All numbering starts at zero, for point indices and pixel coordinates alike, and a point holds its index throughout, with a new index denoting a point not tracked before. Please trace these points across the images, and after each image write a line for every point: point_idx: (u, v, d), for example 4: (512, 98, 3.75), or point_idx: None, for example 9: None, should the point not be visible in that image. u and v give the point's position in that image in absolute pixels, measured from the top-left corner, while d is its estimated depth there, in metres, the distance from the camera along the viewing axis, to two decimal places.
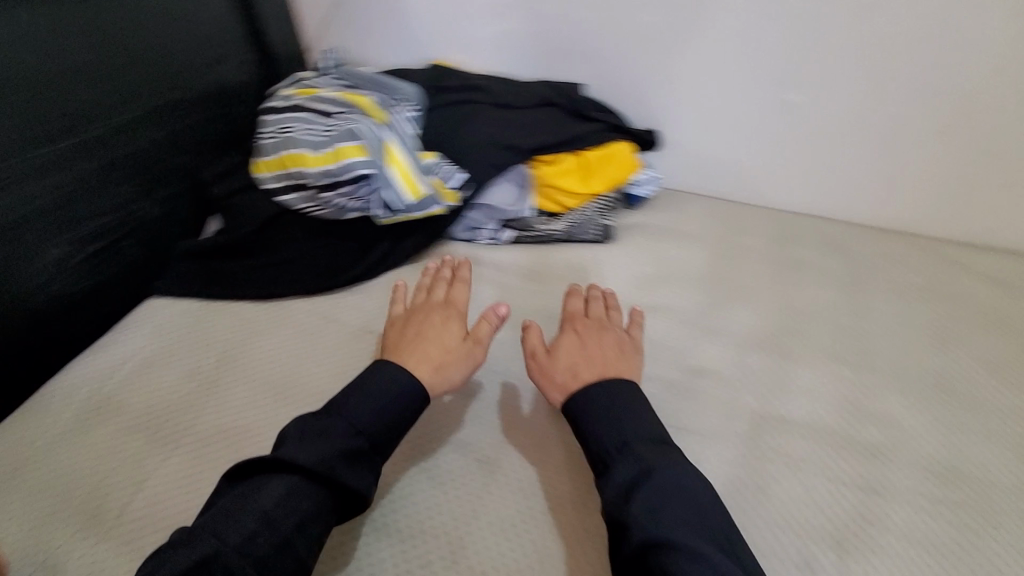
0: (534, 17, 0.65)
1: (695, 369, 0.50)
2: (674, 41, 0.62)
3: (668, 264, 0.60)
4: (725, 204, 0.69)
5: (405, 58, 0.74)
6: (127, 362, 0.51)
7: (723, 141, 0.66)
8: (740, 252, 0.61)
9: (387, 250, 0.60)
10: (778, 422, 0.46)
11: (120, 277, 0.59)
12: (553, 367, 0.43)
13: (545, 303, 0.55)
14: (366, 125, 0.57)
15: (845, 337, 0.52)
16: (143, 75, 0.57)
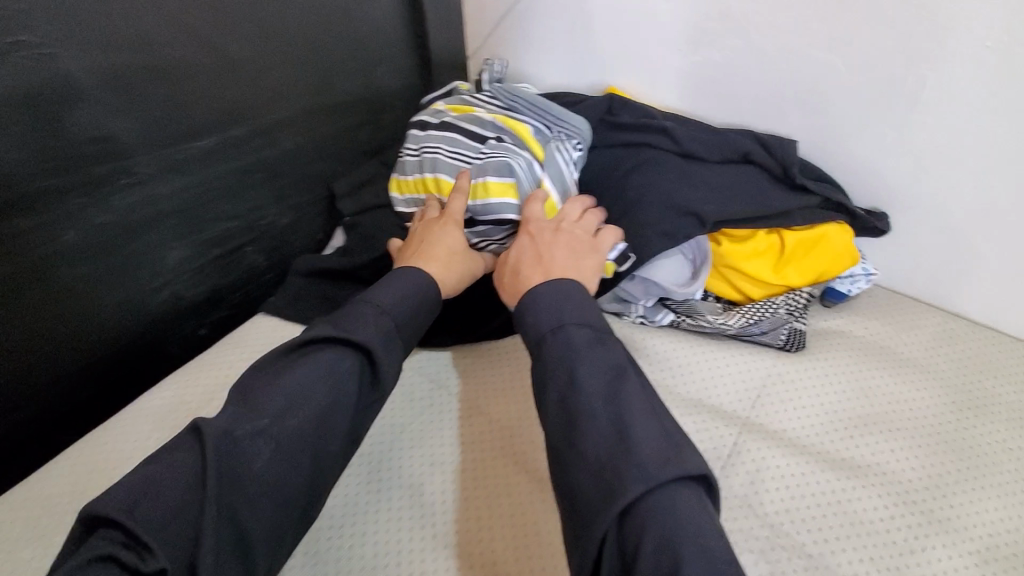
0: (752, 47, 0.49)
1: None
2: (951, 105, 0.44)
3: (881, 405, 0.44)
4: (961, 326, 0.51)
5: (571, 78, 0.60)
6: (223, 388, 0.47)
7: (987, 248, 0.47)
8: (988, 410, 0.44)
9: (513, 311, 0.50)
10: None
11: (238, 284, 0.55)
12: (530, 260, 0.39)
13: (702, 426, 0.42)
14: (520, 165, 0.47)
15: None
16: (294, 76, 0.52)
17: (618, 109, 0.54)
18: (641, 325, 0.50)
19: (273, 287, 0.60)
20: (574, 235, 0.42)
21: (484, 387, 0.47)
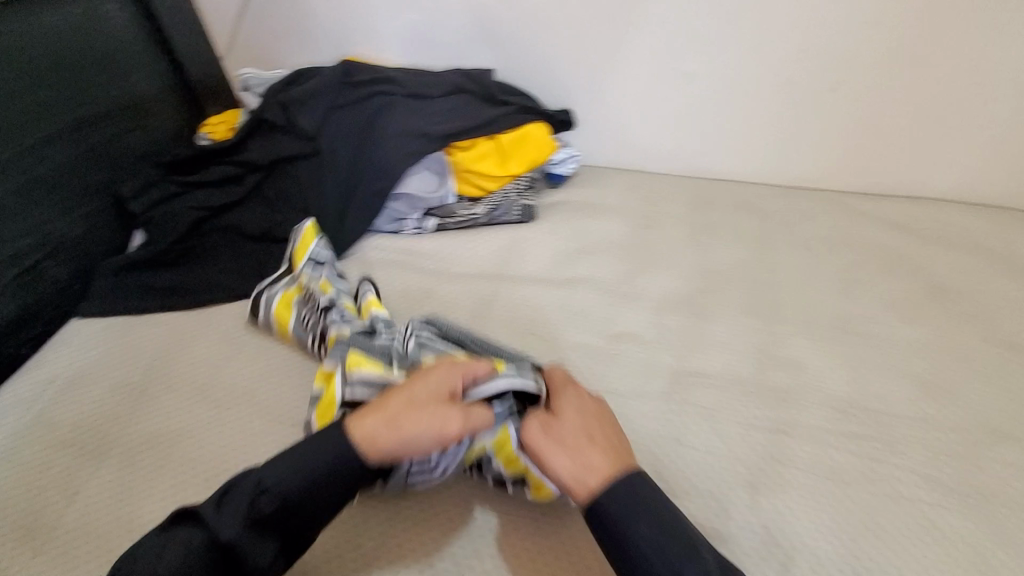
0: (489, 12, 1.29)
1: (617, 335, 0.96)
2: (533, 32, 1.29)
3: (591, 236, 1.17)
4: (650, 173, 1.41)
5: (329, 47, 1.43)
6: (84, 416, 0.85)
7: (641, 93, 1.32)
8: (664, 219, 1.23)
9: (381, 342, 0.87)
10: (691, 377, 0.89)
11: (129, 336, 0.97)
12: (556, 446, 0.63)
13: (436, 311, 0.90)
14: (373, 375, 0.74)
15: (768, 284, 1.07)
16: (25, 104, 0.98)
17: (352, 72, 1.22)
18: (415, 229, 1.18)
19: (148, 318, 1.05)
20: (589, 413, 0.67)
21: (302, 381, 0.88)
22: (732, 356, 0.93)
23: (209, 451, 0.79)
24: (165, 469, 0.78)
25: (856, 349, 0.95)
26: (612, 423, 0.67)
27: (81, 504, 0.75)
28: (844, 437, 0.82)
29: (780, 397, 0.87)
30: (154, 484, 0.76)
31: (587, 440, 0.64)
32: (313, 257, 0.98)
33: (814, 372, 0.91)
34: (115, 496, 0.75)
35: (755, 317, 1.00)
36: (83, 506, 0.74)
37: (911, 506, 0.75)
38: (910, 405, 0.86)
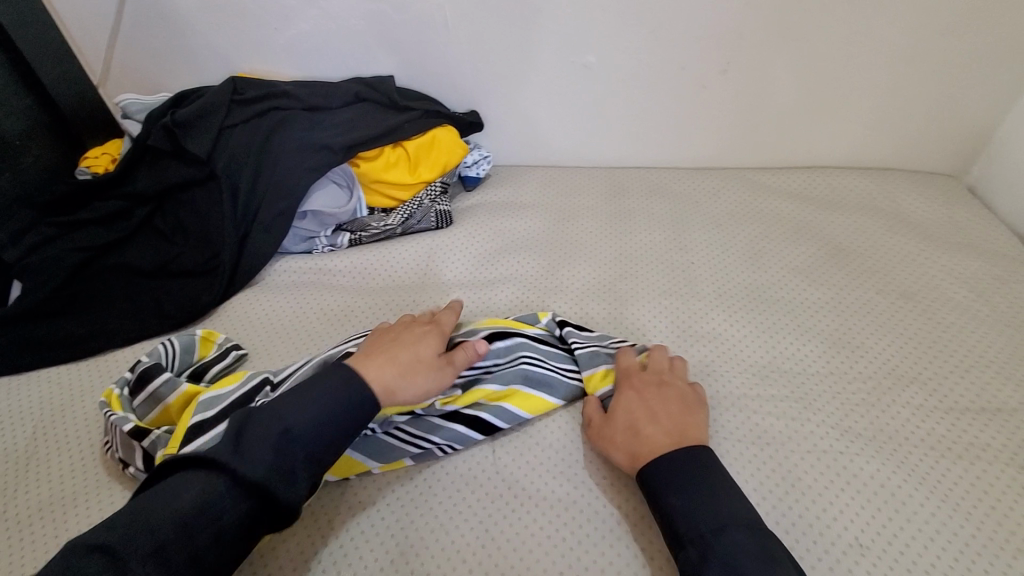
0: None
1: (759, 250, 0.94)
2: None
3: (752, 132, 1.09)
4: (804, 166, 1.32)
5: None
6: (26, 380, 0.86)
7: None
8: (852, 128, 1.07)
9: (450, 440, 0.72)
10: (832, 278, 0.89)
11: (89, 297, 0.93)
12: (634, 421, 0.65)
13: (563, 254, 0.97)
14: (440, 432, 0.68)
15: (863, 187, 1.04)
16: (51, 69, 1.14)
17: None
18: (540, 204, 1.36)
19: (101, 303, 0.93)
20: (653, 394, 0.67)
21: (421, 258, 0.99)
22: (842, 291, 0.87)
23: (91, 422, 0.79)
24: (25, 445, 0.77)
25: (839, 269, 0.90)
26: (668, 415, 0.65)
27: (54, 492, 0.70)
28: (891, 384, 0.75)
29: (846, 348, 0.80)
30: (33, 469, 0.73)
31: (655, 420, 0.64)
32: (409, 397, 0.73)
33: (851, 293, 0.87)
34: (68, 478, 0.72)
35: (923, 257, 0.91)
36: (21, 486, 0.72)
37: (890, 366, 0.77)
38: (811, 340, 0.81)
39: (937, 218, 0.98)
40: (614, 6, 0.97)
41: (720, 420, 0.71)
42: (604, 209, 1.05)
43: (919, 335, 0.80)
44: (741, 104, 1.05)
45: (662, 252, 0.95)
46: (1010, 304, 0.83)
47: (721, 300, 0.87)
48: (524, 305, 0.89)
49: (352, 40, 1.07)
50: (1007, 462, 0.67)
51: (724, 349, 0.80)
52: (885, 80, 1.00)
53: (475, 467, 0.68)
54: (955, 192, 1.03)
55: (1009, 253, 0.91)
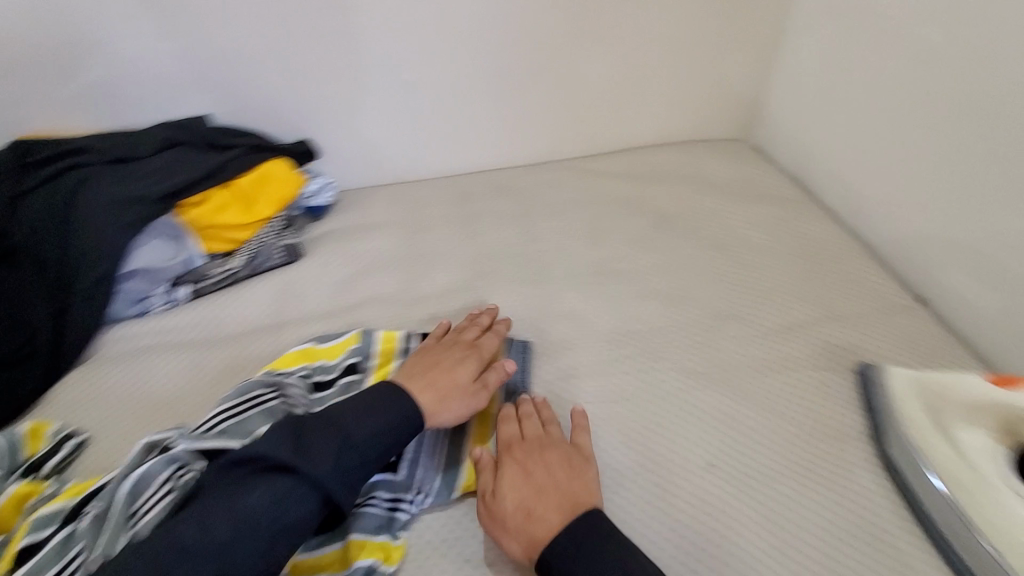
0: None
1: (595, 229, 1.03)
2: None
3: (572, 124, 1.19)
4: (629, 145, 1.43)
5: None
6: None
7: None
8: (653, 108, 1.20)
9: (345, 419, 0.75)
10: (657, 242, 1.00)
11: None
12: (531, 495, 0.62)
13: (419, 264, 0.98)
14: None
15: (671, 160, 1.18)
16: None
17: None
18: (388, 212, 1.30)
19: None
20: (559, 451, 0.66)
21: (274, 297, 0.95)
22: (667, 252, 0.98)
23: None
24: None
25: (662, 233, 1.02)
26: (545, 479, 0.63)
27: None
28: (716, 325, 0.86)
29: (675, 300, 0.90)
30: None
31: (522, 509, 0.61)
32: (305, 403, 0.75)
33: (672, 251, 0.98)
34: None
35: (726, 211, 1.05)
36: None
37: (713, 310, 0.88)
38: (647, 300, 0.90)
39: (733, 175, 1.13)
40: (419, 23, 1.01)
41: (583, 388, 0.78)
42: (450, 215, 1.08)
43: (731, 277, 0.93)
44: (557, 98, 1.14)
45: (512, 246, 1.00)
46: (795, 237, 0.99)
47: (568, 279, 0.94)
48: (389, 320, 0.89)
49: (152, 83, 1.00)
50: (809, 366, 0.80)
51: (580, 323, 0.87)
52: (666, 65, 1.15)
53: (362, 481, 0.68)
54: (744, 153, 1.20)
55: (789, 195, 1.08)
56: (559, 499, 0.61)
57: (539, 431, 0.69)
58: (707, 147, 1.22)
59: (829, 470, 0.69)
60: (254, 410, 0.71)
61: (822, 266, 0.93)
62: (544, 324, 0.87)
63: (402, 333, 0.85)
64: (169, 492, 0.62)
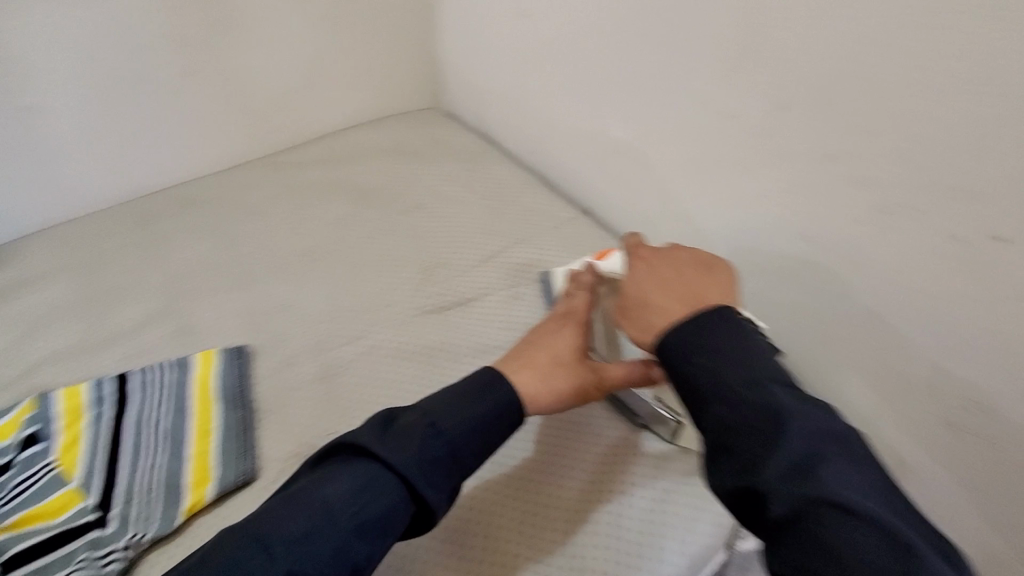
0: None
1: (296, 219, 1.01)
2: None
3: (257, 117, 1.14)
4: None
5: None
6: None
7: None
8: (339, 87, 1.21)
9: (32, 489, 0.67)
10: (362, 216, 1.03)
11: None
12: (558, 356, 0.69)
13: (105, 303, 0.88)
14: (33, 483, 0.67)
15: (370, 135, 1.22)
16: None
17: None
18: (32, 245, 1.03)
19: None
20: (546, 361, 0.68)
21: None
22: (370, 224, 1.02)
23: None
24: None
25: (367, 207, 1.06)
26: (540, 359, 0.68)
27: None
28: (423, 277, 0.94)
29: (386, 266, 0.96)
30: None
31: (542, 384, 0.66)
32: None
33: (375, 222, 1.02)
34: None
35: (420, 174, 1.12)
36: None
37: (421, 264, 0.96)
38: (359, 275, 0.94)
39: (428, 139, 1.21)
40: None
41: (300, 373, 0.81)
42: (128, 242, 0.97)
43: (433, 231, 1.02)
44: (228, 94, 1.08)
45: (214, 256, 0.95)
46: (484, 183, 1.11)
47: (278, 274, 0.93)
48: (78, 371, 0.80)
49: None
50: (502, 288, 0.92)
51: (294, 313, 0.87)
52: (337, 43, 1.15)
53: (72, 544, 0.63)
54: (439, 115, 1.29)
55: (478, 146, 1.20)
56: (683, 287, 0.62)
57: (552, 335, 0.71)
58: (401, 117, 1.27)
59: None
60: None
61: (505, 202, 1.07)
62: (259, 323, 0.86)
63: (91, 383, 0.76)
64: None
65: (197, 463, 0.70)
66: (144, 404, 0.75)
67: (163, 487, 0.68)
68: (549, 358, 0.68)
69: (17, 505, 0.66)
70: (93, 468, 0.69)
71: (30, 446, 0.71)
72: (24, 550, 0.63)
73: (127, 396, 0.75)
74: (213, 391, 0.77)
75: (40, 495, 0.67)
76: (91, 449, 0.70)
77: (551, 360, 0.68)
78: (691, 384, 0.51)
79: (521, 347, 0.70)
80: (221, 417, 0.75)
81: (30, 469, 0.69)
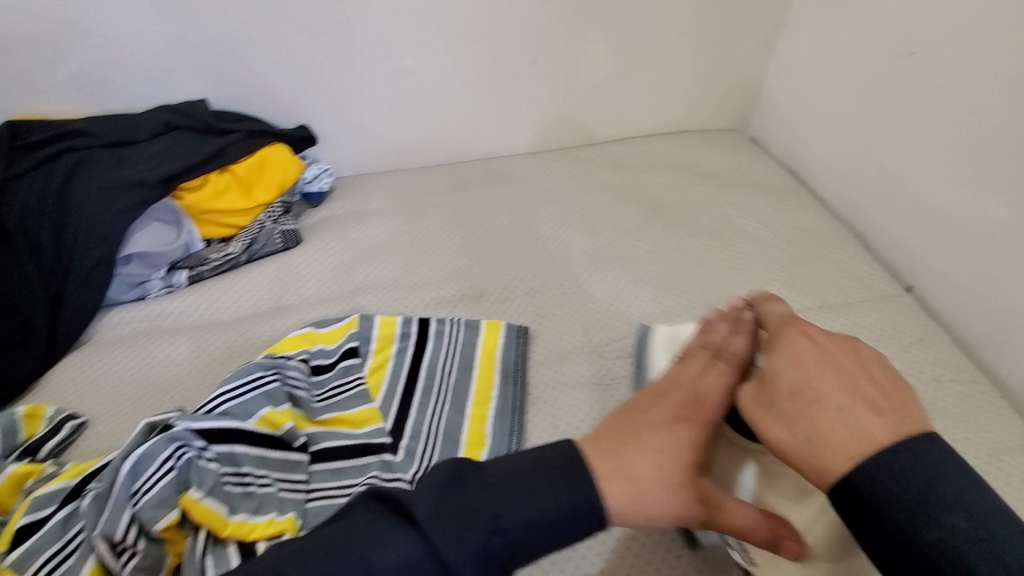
0: None
1: (591, 219, 1.04)
2: None
3: (570, 111, 1.19)
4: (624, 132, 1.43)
5: None
6: None
7: None
8: (651, 97, 1.21)
9: (347, 396, 0.77)
10: (652, 230, 1.01)
11: None
12: (639, 474, 0.52)
13: (417, 251, 0.99)
14: (348, 391, 0.77)
15: (667, 149, 1.19)
16: None
17: None
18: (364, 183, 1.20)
19: None
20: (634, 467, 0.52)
21: (271, 281, 0.96)
22: (662, 240, 1.00)
23: None
24: None
25: (658, 220, 1.03)
26: (653, 463, 0.53)
27: None
28: (709, 310, 0.88)
29: (670, 287, 0.92)
30: None
31: (660, 467, 0.52)
32: (305, 385, 0.76)
33: (668, 239, 1.00)
34: None
35: (719, 200, 1.06)
36: None
37: (706, 295, 0.90)
38: (641, 289, 0.91)
39: (728, 165, 1.15)
40: (414, 9, 1.01)
41: (575, 370, 0.80)
42: (448, 202, 1.09)
43: (725, 264, 0.95)
44: (556, 86, 1.15)
45: (510, 234, 1.01)
46: (788, 226, 1.01)
47: (564, 266, 0.95)
48: (389, 304, 0.91)
49: (150, 67, 1.00)
50: None
51: (575, 309, 0.88)
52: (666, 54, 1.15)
53: (370, 458, 0.71)
54: (740, 143, 1.22)
55: (782, 185, 1.10)
56: (885, 398, 0.49)
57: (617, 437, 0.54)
58: (700, 137, 1.23)
59: None
60: (254, 392, 0.71)
61: (812, 254, 0.96)
62: (542, 308, 0.89)
63: (400, 318, 0.86)
64: (170, 470, 0.62)
65: (474, 424, 0.75)
66: (437, 351, 0.83)
67: (444, 435, 0.74)
68: (694, 460, 0.54)
69: (335, 406, 0.76)
70: (393, 395, 0.78)
71: (349, 357, 0.81)
72: (336, 447, 0.72)
73: (426, 340, 0.84)
74: (494, 360, 0.82)
75: (352, 404, 0.76)
76: (393, 377, 0.80)
77: (663, 468, 0.52)
78: (899, 532, 0.42)
79: (662, 428, 0.56)
80: (500, 388, 0.78)
81: (347, 377, 0.79)
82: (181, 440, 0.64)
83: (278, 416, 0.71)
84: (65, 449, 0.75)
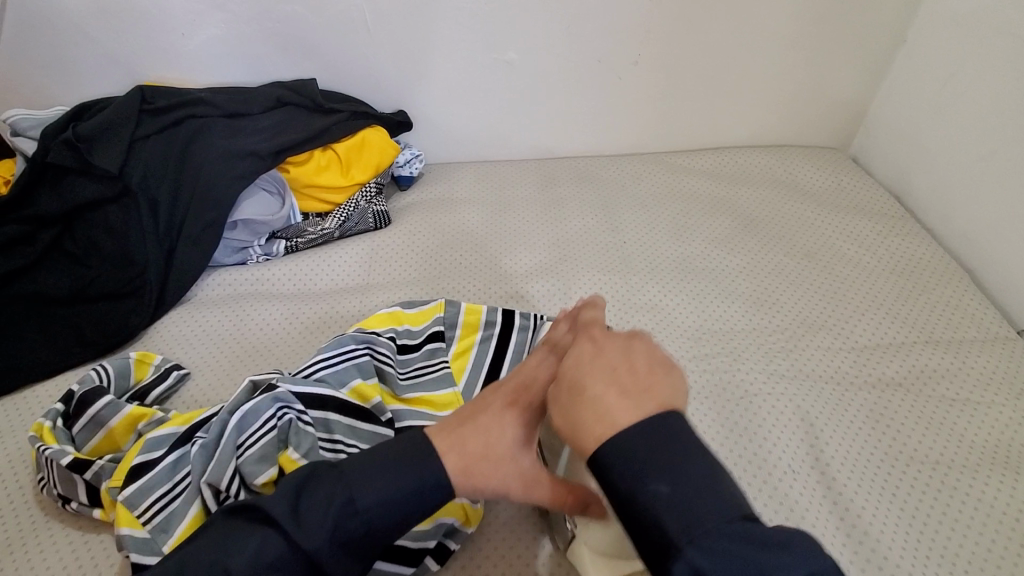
0: None
1: (680, 228, 1.02)
2: None
3: (664, 116, 1.17)
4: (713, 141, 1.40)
5: None
6: None
7: None
8: (750, 108, 1.18)
9: (433, 378, 0.78)
10: (744, 245, 0.98)
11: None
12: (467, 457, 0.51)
13: (503, 243, 1.00)
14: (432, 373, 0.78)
15: (763, 163, 1.15)
16: None
17: None
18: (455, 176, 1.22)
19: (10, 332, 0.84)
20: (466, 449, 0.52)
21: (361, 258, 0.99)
22: (755, 256, 0.96)
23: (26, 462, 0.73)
24: None
25: (750, 235, 1.00)
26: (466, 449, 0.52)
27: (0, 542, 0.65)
28: (803, 333, 0.85)
29: (762, 304, 0.89)
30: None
31: (485, 449, 0.52)
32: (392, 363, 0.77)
33: (760, 255, 0.97)
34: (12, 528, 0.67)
35: (816, 221, 1.02)
36: None
37: (800, 317, 0.87)
38: (731, 304, 0.89)
39: (827, 185, 1.10)
40: (524, 5, 1.02)
41: None
42: (535, 198, 1.09)
43: (822, 287, 0.91)
44: (654, 90, 1.13)
45: (597, 235, 1.01)
46: (892, 255, 0.96)
47: (652, 273, 0.94)
48: (473, 293, 0.92)
49: (267, 44, 1.04)
50: (901, 386, 0.78)
51: (662, 317, 0.87)
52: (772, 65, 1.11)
53: None
54: (841, 162, 1.17)
55: (886, 211, 1.04)
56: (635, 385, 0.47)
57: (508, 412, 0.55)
58: (798, 153, 1.18)
59: (915, 490, 0.67)
60: (346, 363, 0.74)
61: (918, 287, 0.91)
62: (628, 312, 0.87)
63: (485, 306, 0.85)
64: (273, 427, 0.66)
65: None
66: (521, 343, 0.82)
67: None
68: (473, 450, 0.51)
69: (420, 386, 0.77)
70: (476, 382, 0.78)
71: (434, 339, 0.81)
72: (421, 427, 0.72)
73: (512, 332, 0.82)
74: None
75: (436, 386, 0.77)
76: (476, 364, 0.79)
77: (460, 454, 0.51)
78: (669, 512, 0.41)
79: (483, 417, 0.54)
80: None
81: (432, 360, 0.79)
82: (282, 401, 0.68)
83: (367, 389, 0.73)
84: (169, 398, 0.79)
